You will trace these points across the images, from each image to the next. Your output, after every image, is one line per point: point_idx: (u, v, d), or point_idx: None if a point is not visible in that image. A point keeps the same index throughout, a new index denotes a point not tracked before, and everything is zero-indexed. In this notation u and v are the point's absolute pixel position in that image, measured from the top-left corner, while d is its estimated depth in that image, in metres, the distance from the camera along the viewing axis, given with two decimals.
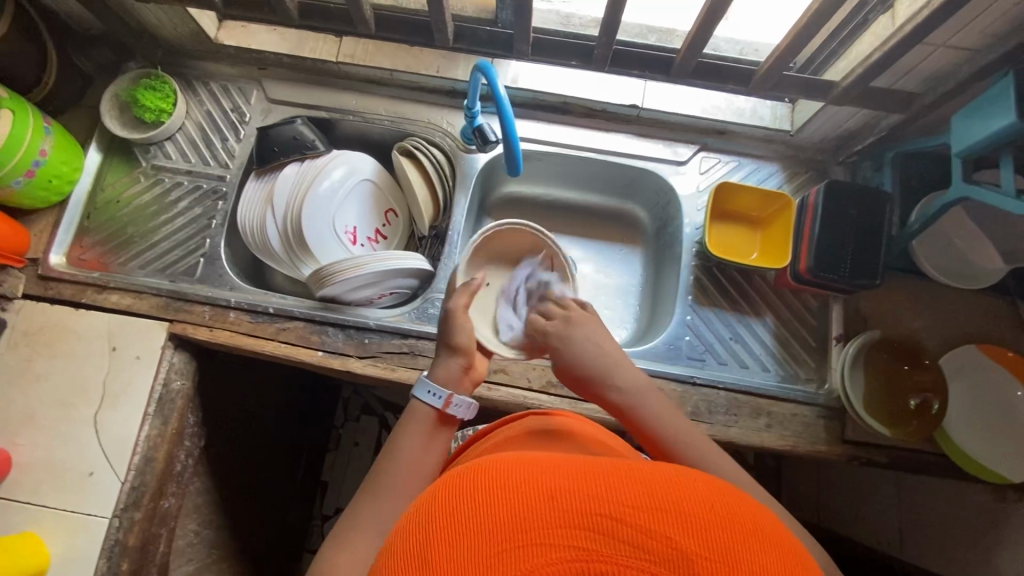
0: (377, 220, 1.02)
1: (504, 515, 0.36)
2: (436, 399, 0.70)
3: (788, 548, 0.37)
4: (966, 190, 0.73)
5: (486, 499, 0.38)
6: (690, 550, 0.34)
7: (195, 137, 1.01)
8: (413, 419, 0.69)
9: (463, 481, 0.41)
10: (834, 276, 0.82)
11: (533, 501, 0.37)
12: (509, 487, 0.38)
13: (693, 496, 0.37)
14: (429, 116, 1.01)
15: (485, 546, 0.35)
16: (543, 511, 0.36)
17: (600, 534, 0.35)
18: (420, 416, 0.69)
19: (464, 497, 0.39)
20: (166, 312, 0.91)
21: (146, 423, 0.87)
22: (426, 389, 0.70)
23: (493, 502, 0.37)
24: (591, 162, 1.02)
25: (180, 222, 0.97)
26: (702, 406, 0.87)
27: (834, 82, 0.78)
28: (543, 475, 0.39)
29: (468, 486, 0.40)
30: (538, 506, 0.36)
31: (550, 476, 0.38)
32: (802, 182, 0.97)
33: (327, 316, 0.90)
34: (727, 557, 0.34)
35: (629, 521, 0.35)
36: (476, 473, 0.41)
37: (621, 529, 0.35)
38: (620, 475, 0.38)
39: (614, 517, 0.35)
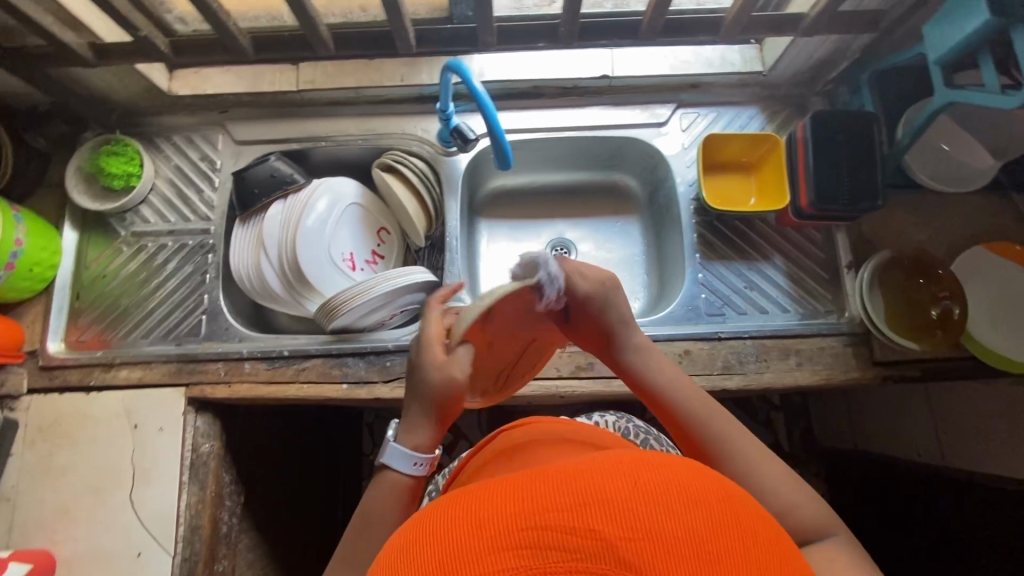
0: (371, 241, 1.00)
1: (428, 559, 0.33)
2: (416, 469, 0.64)
3: (727, 502, 0.35)
4: (950, 96, 0.73)
5: (415, 548, 0.34)
6: (619, 536, 0.32)
7: (169, 194, 0.98)
8: (388, 485, 0.64)
9: (396, 535, 0.38)
10: (836, 206, 0.83)
11: (458, 534, 0.34)
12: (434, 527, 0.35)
13: (619, 477, 0.35)
14: (402, 127, 0.99)
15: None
16: (467, 541, 0.33)
17: (530, 550, 0.32)
18: (395, 483, 0.64)
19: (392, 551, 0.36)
20: (179, 376, 0.89)
21: (184, 491, 0.85)
22: (405, 461, 0.63)
23: (420, 548, 0.34)
24: (573, 140, 1.01)
25: (173, 284, 0.94)
26: (732, 358, 0.87)
27: (802, 15, 0.77)
28: (466, 501, 0.36)
29: (399, 540, 0.36)
30: (463, 539, 0.33)
31: (472, 500, 0.36)
32: (783, 120, 0.97)
33: (344, 347, 0.88)
34: (657, 530, 0.32)
35: (556, 525, 0.33)
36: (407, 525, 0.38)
37: (548, 536, 0.32)
38: (543, 476, 0.36)
39: (542, 528, 0.33)
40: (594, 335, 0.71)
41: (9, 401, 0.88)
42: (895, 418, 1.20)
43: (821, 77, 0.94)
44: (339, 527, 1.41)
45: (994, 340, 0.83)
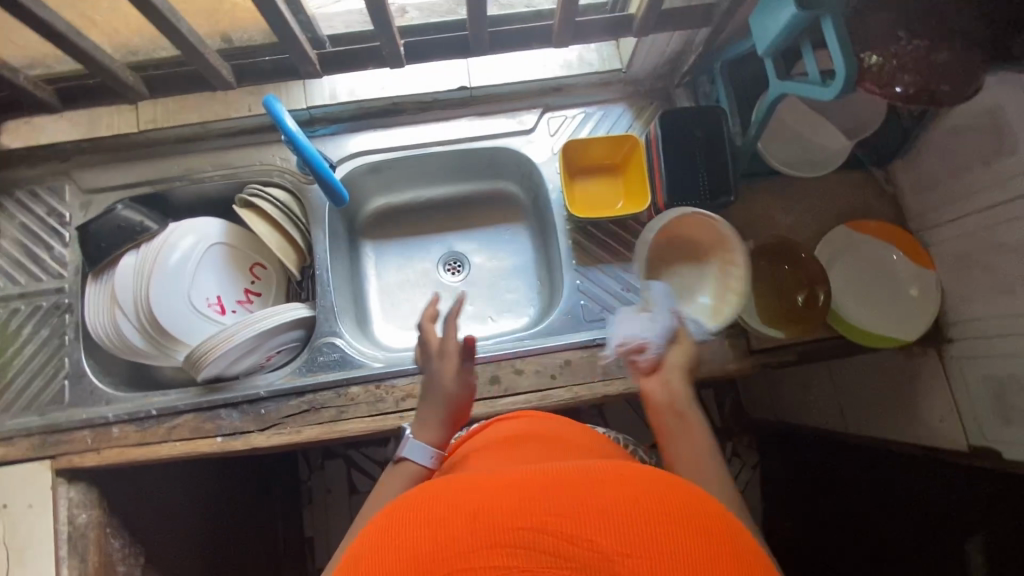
0: (243, 280, 0.95)
1: (424, 545, 0.35)
2: (428, 460, 0.65)
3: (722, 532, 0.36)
4: (783, 88, 0.73)
5: (405, 534, 0.36)
6: (614, 552, 0.33)
7: (17, 254, 0.92)
8: (398, 477, 0.64)
9: (390, 513, 0.39)
10: (690, 204, 0.82)
11: (453, 530, 0.35)
12: (433, 511, 0.37)
13: (617, 494, 0.37)
14: (260, 158, 0.95)
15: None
16: (464, 533, 0.34)
17: (523, 548, 0.33)
18: (406, 473, 0.64)
19: (389, 533, 0.37)
20: (44, 449, 0.85)
21: (63, 567, 0.82)
22: (424, 453, 0.65)
23: (418, 528, 0.36)
24: (443, 155, 0.98)
25: (31, 350, 0.89)
26: (613, 364, 0.87)
27: (631, 15, 0.76)
28: (469, 494, 0.38)
29: (394, 521, 0.38)
30: (463, 529, 0.35)
31: (473, 497, 0.37)
32: (650, 114, 0.96)
33: (215, 398, 0.86)
34: (651, 551, 0.33)
35: (552, 529, 0.34)
36: (403, 504, 0.40)
37: (543, 538, 0.34)
38: (546, 482, 0.38)
39: (538, 528, 0.34)
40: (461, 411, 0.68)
41: None
42: (804, 390, 1.17)
43: (679, 69, 0.93)
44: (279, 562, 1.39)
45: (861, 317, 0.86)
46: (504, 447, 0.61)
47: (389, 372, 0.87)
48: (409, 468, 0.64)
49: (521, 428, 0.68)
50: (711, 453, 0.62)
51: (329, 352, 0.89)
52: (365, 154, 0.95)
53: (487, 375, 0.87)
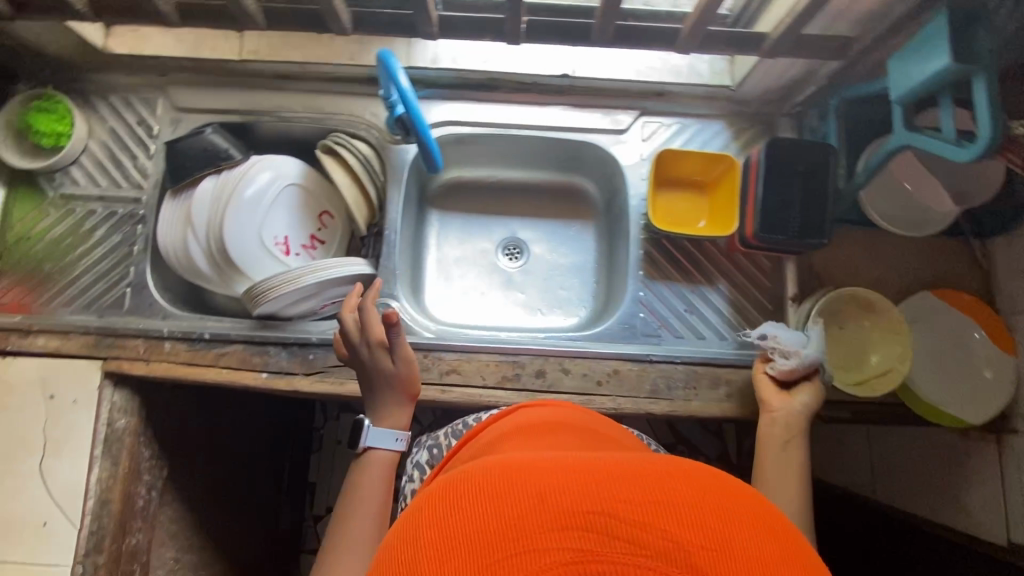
0: (311, 225, 0.96)
1: (487, 519, 0.33)
2: (398, 444, 0.76)
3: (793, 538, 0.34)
4: (909, 138, 0.70)
5: (466, 508, 0.35)
6: (687, 542, 0.31)
7: (102, 157, 0.94)
8: (375, 465, 0.75)
9: (446, 486, 0.38)
10: (780, 238, 0.80)
11: (514, 507, 0.34)
12: (493, 486, 0.35)
13: (685, 488, 0.35)
14: (350, 108, 0.95)
15: (471, 556, 0.32)
16: (530, 512, 0.33)
17: (592, 534, 0.32)
18: (380, 460, 0.75)
19: (447, 506, 0.35)
20: (97, 349, 0.87)
21: (95, 466, 0.85)
22: (392, 438, 0.75)
23: (481, 502, 0.35)
24: (529, 139, 0.97)
25: (101, 252, 0.91)
26: (661, 383, 0.86)
27: (764, 34, 0.72)
28: (528, 472, 0.36)
29: (451, 494, 0.36)
30: (525, 506, 0.33)
31: (535, 477, 0.35)
32: (748, 138, 0.93)
33: (267, 335, 0.87)
34: (727, 547, 0.32)
35: (621, 515, 0.32)
36: (458, 478, 0.39)
37: (613, 525, 0.32)
38: (606, 470, 0.36)
39: (608, 515, 0.32)
40: (409, 386, 0.78)
41: None
42: (837, 446, 1.17)
43: (790, 98, 0.89)
44: (281, 501, 1.41)
45: (929, 390, 0.83)
46: (537, 425, 0.58)
47: (439, 345, 0.87)
48: (383, 455, 0.75)
49: (553, 410, 0.65)
50: (800, 482, 0.70)
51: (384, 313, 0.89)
52: (453, 124, 0.94)
53: (533, 367, 0.86)
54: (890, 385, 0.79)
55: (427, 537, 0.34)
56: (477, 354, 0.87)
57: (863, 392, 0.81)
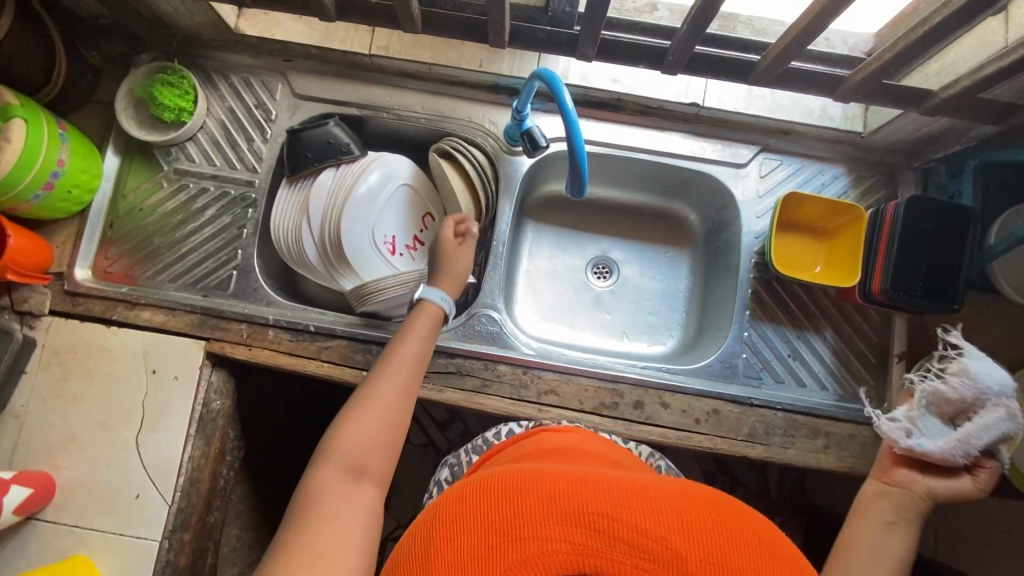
0: (415, 226, 0.95)
1: (515, 513, 0.43)
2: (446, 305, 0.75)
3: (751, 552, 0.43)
4: None
5: (497, 501, 0.44)
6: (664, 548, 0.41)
7: (218, 137, 0.94)
8: (421, 321, 0.73)
9: (473, 489, 0.47)
10: (909, 299, 0.78)
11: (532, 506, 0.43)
12: (513, 491, 0.45)
13: (678, 502, 0.44)
14: (470, 113, 0.94)
15: (498, 542, 0.42)
16: (549, 509, 0.43)
17: (600, 535, 0.41)
18: (427, 319, 0.73)
19: (480, 498, 0.45)
20: (201, 329, 0.87)
21: (189, 444, 0.85)
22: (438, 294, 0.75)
23: (511, 497, 0.44)
24: (643, 163, 0.95)
25: (209, 232, 0.92)
26: (759, 427, 0.85)
27: (930, 92, 0.71)
28: (542, 482, 0.45)
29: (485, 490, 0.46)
30: (542, 507, 0.43)
31: (555, 483, 0.45)
32: (868, 187, 0.92)
33: (370, 334, 0.86)
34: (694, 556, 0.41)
35: (617, 521, 0.41)
36: (482, 483, 0.48)
37: (612, 528, 0.41)
38: (605, 487, 0.45)
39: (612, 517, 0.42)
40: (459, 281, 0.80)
41: (30, 320, 0.87)
42: None
43: (922, 153, 0.88)
44: None
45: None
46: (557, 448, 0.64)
47: (540, 364, 0.86)
48: (427, 313, 0.73)
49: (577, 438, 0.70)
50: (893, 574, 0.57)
51: (486, 324, 0.89)
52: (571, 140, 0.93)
53: (632, 397, 0.85)
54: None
55: (467, 521, 0.44)
56: (577, 377, 0.86)
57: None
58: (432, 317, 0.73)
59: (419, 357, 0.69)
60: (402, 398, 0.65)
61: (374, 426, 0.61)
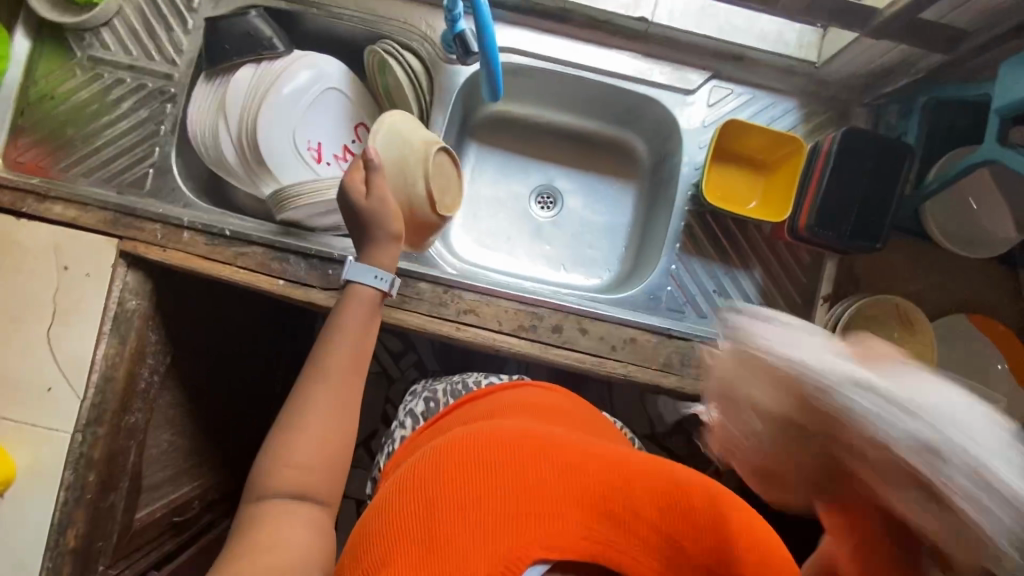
0: (347, 135, 0.92)
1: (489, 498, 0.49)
2: (380, 283, 0.69)
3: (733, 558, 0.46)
4: (996, 152, 0.66)
5: (478, 476, 0.51)
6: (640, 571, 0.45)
7: (136, 25, 0.88)
8: (356, 302, 0.68)
9: (449, 480, 0.51)
10: (832, 236, 0.77)
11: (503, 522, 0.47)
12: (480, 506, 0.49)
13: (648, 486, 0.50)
14: (406, 15, 0.88)
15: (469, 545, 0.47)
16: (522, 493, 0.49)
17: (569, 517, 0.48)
18: (363, 298, 0.69)
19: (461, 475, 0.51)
20: (114, 227, 0.84)
21: (102, 342, 0.84)
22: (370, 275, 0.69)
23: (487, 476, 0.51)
24: (588, 83, 0.91)
25: (126, 126, 0.87)
26: (674, 358, 0.84)
27: (875, 11, 0.66)
28: (517, 496, 0.49)
29: (460, 464, 0.53)
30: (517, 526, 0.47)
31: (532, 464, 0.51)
32: (819, 123, 0.87)
33: (288, 243, 0.84)
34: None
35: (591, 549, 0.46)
36: (459, 473, 0.52)
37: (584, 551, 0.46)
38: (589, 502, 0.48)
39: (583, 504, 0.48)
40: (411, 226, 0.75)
41: None
42: None
43: (875, 88, 0.83)
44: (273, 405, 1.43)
45: None
46: (539, 402, 0.68)
47: (460, 282, 0.84)
48: (362, 294, 0.69)
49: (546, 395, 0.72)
50: None
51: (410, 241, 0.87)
52: (512, 51, 0.88)
53: (551, 321, 0.85)
54: None
55: (435, 520, 0.49)
56: (498, 298, 0.85)
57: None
58: (367, 298, 0.68)
59: (359, 332, 0.66)
60: (348, 388, 0.62)
61: (320, 425, 0.58)
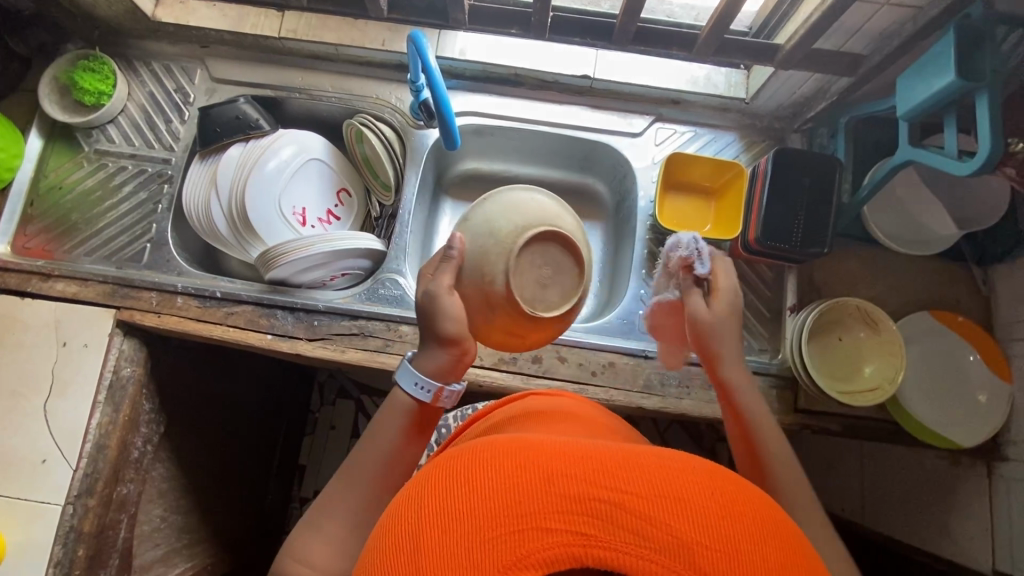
0: (330, 200, 1.00)
1: (490, 503, 0.34)
2: (421, 392, 0.58)
3: (778, 524, 0.36)
4: (911, 154, 0.71)
5: (480, 474, 0.36)
6: (691, 539, 0.32)
7: (138, 119, 0.98)
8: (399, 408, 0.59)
9: (453, 458, 0.40)
10: (782, 246, 0.82)
11: (519, 480, 0.35)
12: (492, 465, 0.37)
13: (695, 480, 0.36)
14: (378, 92, 0.99)
15: (472, 528, 0.33)
16: (539, 496, 0.34)
17: (599, 519, 0.33)
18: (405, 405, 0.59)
19: (458, 480, 0.36)
20: (112, 298, 0.89)
21: (97, 411, 0.86)
22: (411, 381, 0.58)
23: (490, 463, 0.37)
24: (545, 135, 0.99)
25: (126, 208, 0.96)
26: (654, 379, 0.86)
27: (779, 46, 0.76)
28: (531, 452, 0.37)
29: (466, 460, 0.38)
30: (535, 485, 0.34)
31: (550, 458, 0.36)
32: (758, 151, 0.96)
33: (275, 299, 0.89)
34: (729, 546, 0.33)
35: (631, 507, 0.33)
36: (464, 453, 0.40)
37: (620, 514, 0.33)
38: (615, 455, 0.37)
39: (615, 502, 0.34)
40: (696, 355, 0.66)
41: None
42: (827, 470, 1.18)
43: (802, 114, 0.92)
44: (270, 479, 1.42)
45: (917, 410, 0.83)
46: (542, 410, 0.63)
47: None
48: (400, 400, 0.59)
49: (563, 405, 0.67)
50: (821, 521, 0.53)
51: (390, 288, 0.92)
52: (474, 114, 0.98)
53: (530, 352, 0.88)
54: (878, 397, 0.79)
55: (436, 502, 0.36)
56: None
57: (856, 399, 0.80)
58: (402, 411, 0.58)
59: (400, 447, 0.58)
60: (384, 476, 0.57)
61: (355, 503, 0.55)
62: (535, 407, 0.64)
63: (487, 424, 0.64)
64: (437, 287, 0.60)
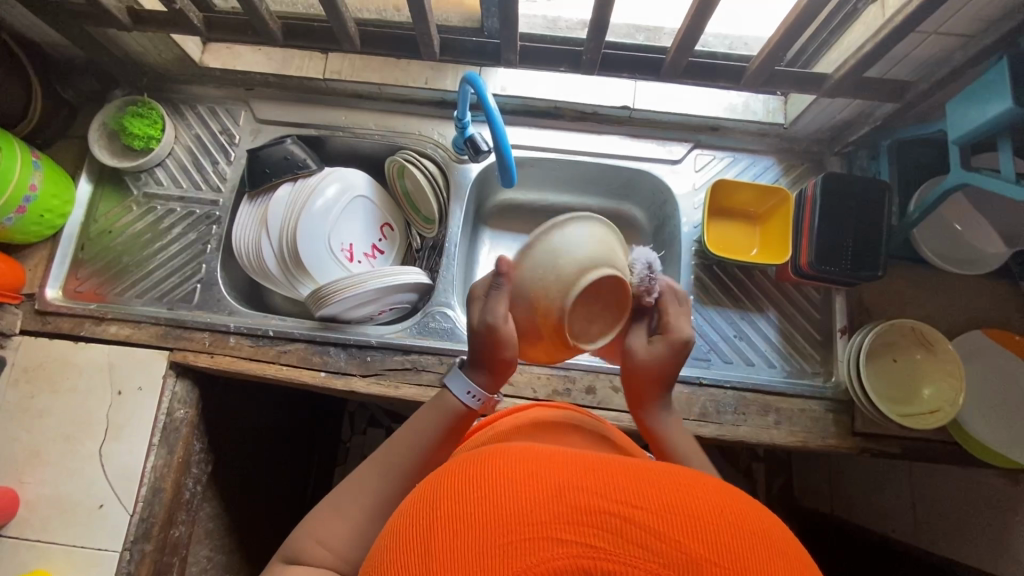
0: (374, 235, 1.02)
1: (498, 510, 0.34)
2: (472, 400, 0.63)
3: (786, 546, 0.35)
4: (966, 177, 0.72)
5: (494, 484, 0.36)
6: (698, 555, 0.31)
7: (186, 161, 1.00)
8: (437, 410, 0.62)
9: (463, 468, 0.39)
10: (835, 270, 0.82)
11: (529, 492, 0.34)
12: (503, 477, 0.36)
13: (703, 497, 0.35)
14: (420, 128, 1.00)
15: (484, 536, 0.33)
16: (549, 507, 0.33)
17: (608, 533, 0.32)
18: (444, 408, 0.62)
19: (472, 486, 0.36)
20: (166, 340, 0.90)
21: (152, 454, 0.86)
22: (462, 388, 0.63)
23: (502, 475, 0.36)
24: (587, 165, 1.00)
25: (175, 249, 0.97)
26: (710, 407, 0.85)
27: (827, 75, 0.78)
28: (541, 465, 0.37)
29: (477, 470, 0.38)
30: (544, 496, 0.34)
31: (555, 470, 0.36)
32: (798, 174, 0.97)
33: (328, 336, 0.90)
34: (737, 564, 0.32)
35: (638, 521, 0.32)
36: (473, 462, 0.39)
37: (628, 528, 0.32)
38: (624, 471, 0.36)
39: (621, 515, 0.33)
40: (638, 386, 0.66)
41: None
42: (875, 490, 1.16)
43: (842, 138, 0.93)
44: (305, 513, 1.40)
45: (979, 431, 0.83)
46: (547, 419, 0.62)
47: None
48: (447, 404, 0.63)
49: (563, 415, 0.65)
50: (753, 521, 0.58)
51: (440, 321, 0.92)
52: (515, 147, 0.99)
53: (584, 382, 0.88)
54: (938, 419, 0.79)
55: (447, 511, 0.35)
56: (530, 367, 0.88)
57: (917, 422, 0.79)
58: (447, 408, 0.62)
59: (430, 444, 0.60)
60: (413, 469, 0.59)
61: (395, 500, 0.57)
62: (543, 418, 0.62)
63: (489, 432, 0.61)
64: (492, 319, 0.60)
